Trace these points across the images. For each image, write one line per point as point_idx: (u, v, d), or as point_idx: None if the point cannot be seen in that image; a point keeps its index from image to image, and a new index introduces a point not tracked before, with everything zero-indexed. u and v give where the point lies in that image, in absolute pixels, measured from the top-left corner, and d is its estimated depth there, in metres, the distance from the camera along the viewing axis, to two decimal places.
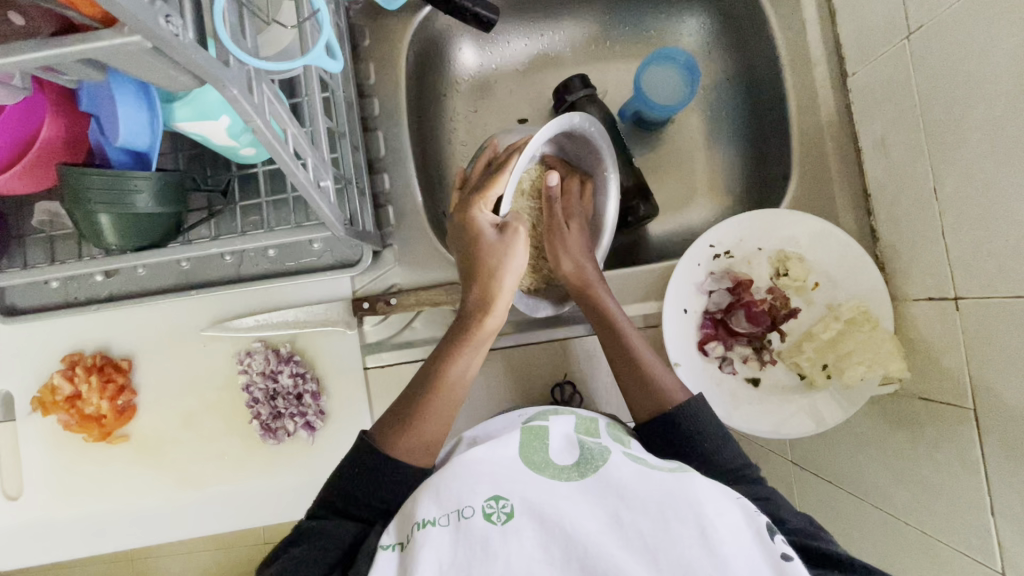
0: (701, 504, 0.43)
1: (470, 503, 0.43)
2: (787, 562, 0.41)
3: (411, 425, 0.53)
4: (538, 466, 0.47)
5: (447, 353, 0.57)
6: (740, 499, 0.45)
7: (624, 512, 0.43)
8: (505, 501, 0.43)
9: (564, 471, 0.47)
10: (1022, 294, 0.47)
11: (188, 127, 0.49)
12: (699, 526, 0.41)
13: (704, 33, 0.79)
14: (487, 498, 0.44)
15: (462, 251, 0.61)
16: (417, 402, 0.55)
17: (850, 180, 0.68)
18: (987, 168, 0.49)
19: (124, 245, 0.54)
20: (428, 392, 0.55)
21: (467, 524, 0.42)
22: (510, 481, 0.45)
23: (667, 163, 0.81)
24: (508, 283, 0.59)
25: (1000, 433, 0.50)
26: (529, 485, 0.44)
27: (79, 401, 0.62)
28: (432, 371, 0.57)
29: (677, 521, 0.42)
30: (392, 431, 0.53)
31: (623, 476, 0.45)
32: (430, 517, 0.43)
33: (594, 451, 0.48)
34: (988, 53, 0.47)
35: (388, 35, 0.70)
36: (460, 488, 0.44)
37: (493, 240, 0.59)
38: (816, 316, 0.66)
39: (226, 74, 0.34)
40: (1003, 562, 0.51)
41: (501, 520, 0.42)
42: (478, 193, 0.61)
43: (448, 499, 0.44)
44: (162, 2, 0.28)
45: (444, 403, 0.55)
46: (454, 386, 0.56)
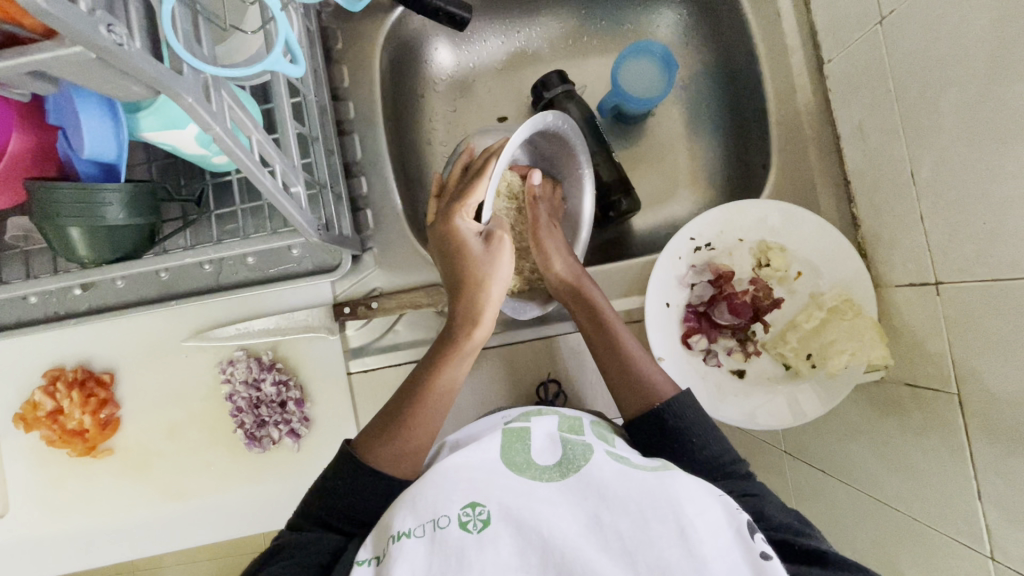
0: (681, 503, 0.43)
1: (446, 512, 0.43)
2: (766, 560, 0.40)
3: (398, 434, 0.53)
4: (518, 467, 0.47)
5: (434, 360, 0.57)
6: (721, 496, 0.45)
7: (604, 513, 0.43)
8: (481, 508, 0.43)
9: (545, 471, 0.47)
10: (1001, 277, 0.46)
11: (155, 137, 0.48)
12: (678, 525, 0.41)
13: (680, 25, 0.79)
14: (463, 505, 0.43)
15: (445, 260, 0.60)
16: (406, 411, 0.54)
17: (830, 168, 0.67)
18: (962, 151, 0.49)
19: (97, 258, 0.53)
20: (416, 400, 0.55)
21: (443, 533, 0.42)
22: (487, 487, 0.44)
23: (649, 157, 0.80)
24: (495, 290, 0.58)
25: (984, 418, 0.50)
26: (506, 489, 0.44)
27: (62, 416, 0.62)
28: (420, 379, 0.56)
29: (656, 521, 0.41)
30: (375, 438, 0.53)
31: (604, 477, 0.45)
32: (406, 529, 0.43)
33: (575, 451, 0.48)
34: (959, 35, 0.47)
35: (362, 37, 0.70)
36: (437, 496, 0.44)
37: (477, 248, 0.58)
38: (799, 305, 0.66)
39: (181, 83, 0.33)
40: (992, 546, 0.51)
41: (477, 528, 0.42)
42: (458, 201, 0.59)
43: (424, 509, 0.44)
44: (103, 11, 0.28)
45: (434, 411, 0.55)
46: (444, 394, 0.56)
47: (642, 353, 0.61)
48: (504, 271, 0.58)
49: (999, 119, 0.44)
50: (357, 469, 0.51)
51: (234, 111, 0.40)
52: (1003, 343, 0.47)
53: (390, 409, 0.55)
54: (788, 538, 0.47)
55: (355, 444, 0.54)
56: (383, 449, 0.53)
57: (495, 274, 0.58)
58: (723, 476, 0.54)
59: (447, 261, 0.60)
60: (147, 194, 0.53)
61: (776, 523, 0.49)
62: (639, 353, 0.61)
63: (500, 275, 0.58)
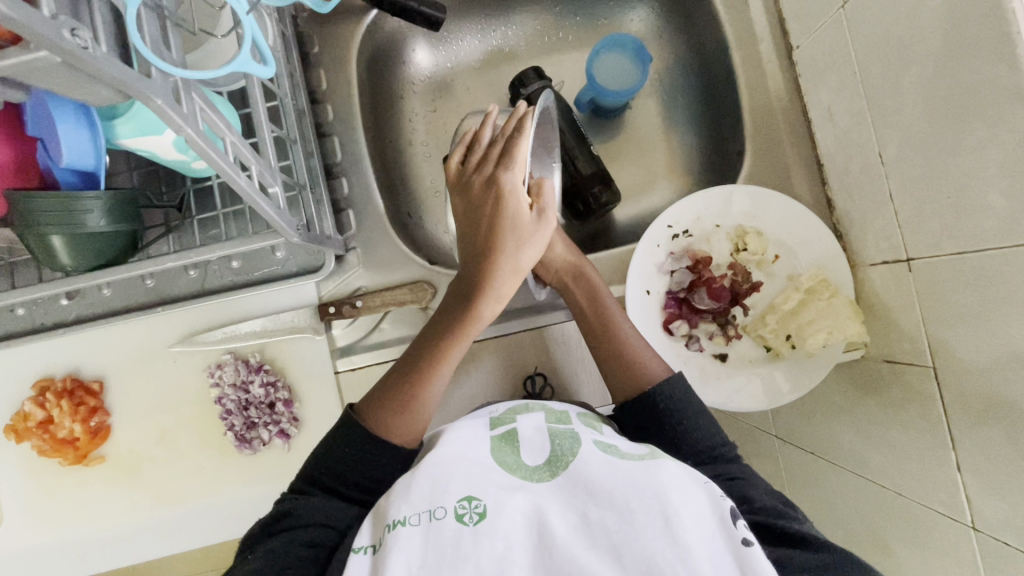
0: (666, 493, 0.42)
1: (443, 503, 0.42)
2: (747, 547, 0.40)
3: (404, 407, 0.54)
4: (510, 468, 0.46)
5: (440, 332, 0.58)
6: (708, 483, 0.44)
7: (592, 510, 0.42)
8: (478, 501, 0.42)
9: (535, 471, 0.46)
10: (966, 249, 0.47)
11: (133, 143, 0.49)
12: (663, 515, 0.41)
13: (653, 18, 0.80)
14: (459, 498, 0.43)
15: (487, 225, 0.56)
16: (409, 387, 0.55)
17: (803, 152, 0.69)
18: (924, 128, 0.50)
19: (79, 266, 0.54)
20: (421, 371, 0.56)
21: (439, 524, 0.42)
22: (482, 481, 0.44)
23: (627, 148, 0.81)
24: (529, 262, 0.58)
25: (958, 388, 0.51)
26: (500, 486, 0.44)
27: (52, 426, 0.62)
28: (426, 350, 0.57)
29: (642, 512, 0.41)
30: (377, 404, 0.55)
31: (592, 470, 0.45)
32: (402, 517, 0.42)
33: (563, 446, 0.47)
34: (913, 14, 0.48)
35: (338, 40, 0.71)
36: (432, 488, 0.44)
37: (525, 218, 0.56)
38: (778, 288, 0.67)
39: (150, 86, 0.34)
40: (972, 515, 0.52)
41: (473, 521, 0.41)
42: (507, 164, 0.56)
43: (419, 499, 0.43)
44: (66, 16, 0.29)
45: (435, 388, 0.56)
46: (443, 370, 0.57)
47: (636, 335, 0.62)
48: (543, 245, 0.57)
49: (956, 95, 0.45)
50: (344, 463, 0.52)
51: (207, 114, 0.41)
52: (972, 314, 0.48)
53: (393, 380, 0.56)
54: (768, 520, 0.48)
55: (359, 413, 0.55)
56: (372, 448, 0.52)
57: (533, 246, 0.57)
58: (707, 458, 0.55)
59: (489, 227, 0.56)
60: (127, 201, 0.54)
61: (760, 505, 0.49)
62: (637, 337, 0.62)
63: (538, 248, 0.58)
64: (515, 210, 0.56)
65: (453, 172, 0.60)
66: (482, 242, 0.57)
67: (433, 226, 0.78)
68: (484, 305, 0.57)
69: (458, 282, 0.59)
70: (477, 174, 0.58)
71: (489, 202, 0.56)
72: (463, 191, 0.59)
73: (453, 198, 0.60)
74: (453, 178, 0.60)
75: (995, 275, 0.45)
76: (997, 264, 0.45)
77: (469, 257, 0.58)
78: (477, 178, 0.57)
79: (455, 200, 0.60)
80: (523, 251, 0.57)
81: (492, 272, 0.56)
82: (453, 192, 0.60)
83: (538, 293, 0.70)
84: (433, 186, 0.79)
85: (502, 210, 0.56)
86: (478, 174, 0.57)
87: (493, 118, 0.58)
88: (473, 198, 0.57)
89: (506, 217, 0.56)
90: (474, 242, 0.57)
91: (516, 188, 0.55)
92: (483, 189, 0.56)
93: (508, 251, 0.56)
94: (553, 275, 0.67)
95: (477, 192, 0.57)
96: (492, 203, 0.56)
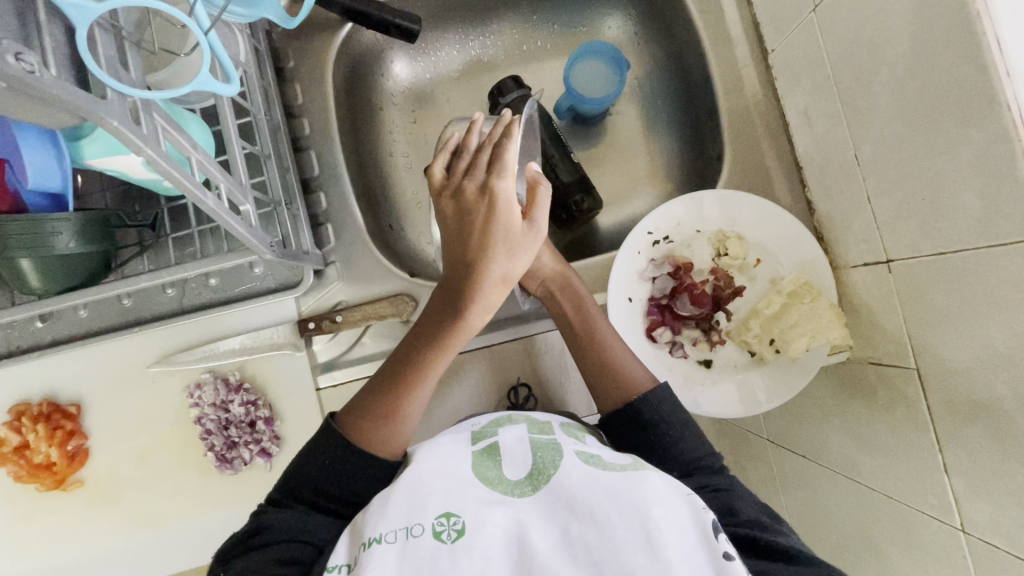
0: (648, 505, 0.40)
1: (420, 520, 0.41)
2: (729, 561, 0.38)
3: (390, 417, 0.53)
4: (491, 482, 0.44)
5: (423, 343, 0.54)
6: (690, 495, 0.42)
7: (572, 525, 0.40)
8: (456, 518, 0.40)
9: (516, 487, 0.44)
10: (943, 250, 0.47)
11: (101, 162, 0.47)
12: (644, 530, 0.39)
13: (630, 24, 0.80)
14: (438, 514, 0.41)
15: (478, 236, 0.50)
16: (389, 399, 0.54)
17: (782, 155, 0.68)
18: (897, 130, 0.49)
19: (50, 288, 0.53)
20: (406, 381, 0.54)
21: (416, 542, 0.40)
22: (461, 496, 0.42)
23: (608, 155, 0.81)
24: (519, 274, 0.53)
25: (941, 389, 0.50)
26: (481, 501, 0.42)
27: (28, 451, 0.61)
28: (410, 359, 0.55)
29: (623, 526, 0.39)
30: (358, 414, 0.54)
31: (572, 482, 0.43)
32: (377, 535, 0.41)
33: (545, 458, 0.46)
34: (882, 16, 0.48)
35: (314, 55, 0.71)
36: (410, 504, 0.42)
37: (519, 228, 0.51)
38: (760, 292, 0.67)
39: (105, 108, 0.33)
40: (962, 518, 0.51)
41: (451, 538, 0.40)
42: (497, 171, 0.50)
43: (396, 515, 0.42)
44: (10, 40, 0.28)
45: (415, 399, 0.55)
46: (425, 384, 0.55)
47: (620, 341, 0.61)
48: (534, 257, 0.53)
49: (926, 95, 0.45)
50: (320, 483, 0.51)
51: (168, 132, 0.40)
52: (951, 314, 0.48)
53: (374, 392, 0.55)
54: (751, 534, 0.46)
55: (341, 422, 0.54)
56: (348, 468, 0.51)
57: (523, 257, 0.52)
58: (692, 468, 0.54)
59: (480, 238, 0.50)
60: (97, 221, 0.54)
61: (743, 518, 0.48)
62: (621, 345, 0.61)
63: (528, 259, 0.53)
64: (509, 219, 0.50)
65: (436, 179, 0.54)
66: (471, 255, 0.50)
67: (414, 238, 0.77)
68: (473, 315, 0.53)
69: (441, 294, 0.54)
70: (466, 181, 0.51)
71: (480, 211, 0.50)
72: (448, 200, 0.52)
73: (436, 208, 0.54)
74: (436, 186, 0.54)
75: (972, 275, 0.45)
76: (975, 264, 0.44)
77: (455, 270, 0.52)
78: (466, 185, 0.51)
79: (438, 210, 0.53)
80: (514, 263, 0.52)
81: (482, 284, 0.51)
82: (436, 201, 0.54)
83: (521, 302, 0.69)
84: (414, 197, 0.79)
85: (496, 220, 0.50)
86: (466, 181, 0.51)
87: (478, 124, 0.53)
88: (461, 207, 0.51)
89: (498, 227, 0.50)
90: (461, 254, 0.51)
91: (512, 197, 0.50)
92: (474, 198, 0.50)
93: (499, 263, 0.51)
94: (538, 284, 0.66)
95: (466, 201, 0.50)
96: (484, 212, 0.50)
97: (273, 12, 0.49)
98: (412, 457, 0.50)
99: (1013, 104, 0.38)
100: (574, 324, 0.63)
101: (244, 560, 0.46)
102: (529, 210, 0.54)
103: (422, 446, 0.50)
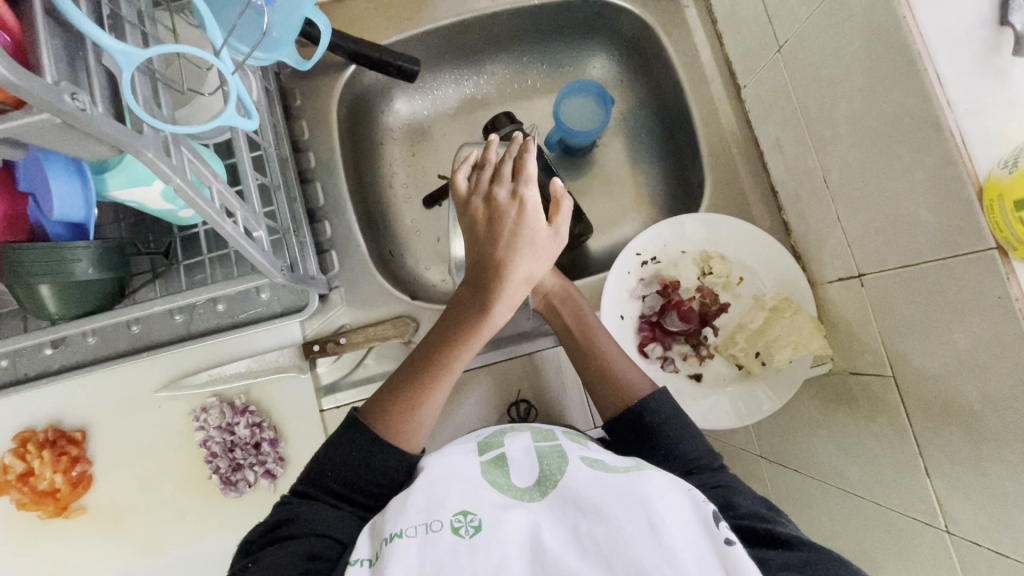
0: (651, 500, 0.42)
1: (438, 517, 0.43)
2: (730, 546, 0.40)
3: (411, 410, 0.55)
4: (501, 487, 0.46)
5: (447, 340, 0.56)
6: (690, 490, 0.44)
7: (581, 523, 0.42)
8: (473, 515, 0.43)
9: (525, 492, 0.46)
10: (907, 263, 0.51)
11: (123, 194, 0.50)
12: (649, 522, 0.41)
13: (614, 65, 0.86)
14: (455, 512, 0.43)
15: (506, 238, 0.52)
16: (411, 395, 0.55)
17: (758, 181, 0.74)
18: (857, 156, 0.54)
19: (67, 313, 0.55)
20: (429, 376, 0.56)
21: (436, 537, 0.42)
22: (477, 496, 0.44)
23: (597, 183, 0.86)
24: (540, 276, 0.55)
25: (917, 394, 0.53)
26: (495, 502, 0.44)
27: (32, 478, 0.62)
28: (433, 356, 0.57)
29: (628, 520, 0.41)
30: (379, 411, 0.55)
31: (579, 484, 0.45)
32: (398, 530, 0.42)
33: (551, 465, 0.48)
34: (838, 56, 0.53)
35: (320, 94, 0.76)
36: (429, 502, 0.44)
37: (543, 231, 0.54)
38: (745, 307, 0.71)
39: (141, 141, 0.36)
40: (946, 519, 0.53)
41: (469, 534, 0.42)
42: (521, 181, 0.54)
43: (415, 512, 0.43)
44: (68, 83, 0.32)
45: (436, 395, 0.56)
46: (445, 381, 0.57)
47: (618, 353, 0.64)
48: (555, 260, 0.55)
49: (881, 124, 0.50)
50: (329, 496, 0.52)
51: (195, 165, 0.44)
52: (919, 322, 0.51)
53: (395, 391, 0.56)
54: (751, 525, 0.48)
55: (364, 415, 0.55)
56: (351, 485, 0.52)
57: (545, 260, 0.55)
58: (692, 467, 0.56)
59: (509, 239, 0.52)
60: (113, 249, 0.56)
61: (745, 511, 0.50)
62: (621, 358, 0.64)
63: (548, 262, 0.55)
64: (535, 223, 0.53)
65: (461, 190, 0.57)
66: (499, 255, 0.53)
67: (414, 264, 0.81)
68: (497, 312, 0.55)
69: (466, 292, 0.56)
70: (494, 188, 0.54)
71: (510, 214, 0.53)
72: (476, 206, 0.55)
73: (462, 215, 0.56)
74: (461, 197, 0.57)
75: (935, 284, 0.48)
76: (935, 274, 0.48)
77: (481, 271, 0.54)
78: (495, 192, 0.54)
79: (465, 216, 0.55)
80: (537, 264, 0.54)
81: (509, 283, 0.53)
82: (462, 210, 0.56)
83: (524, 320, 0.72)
84: (414, 226, 0.83)
85: (524, 223, 0.53)
86: (494, 189, 0.54)
87: (496, 143, 0.57)
88: (490, 212, 0.54)
89: (526, 229, 0.53)
90: (489, 255, 0.53)
91: (537, 203, 0.54)
92: (504, 203, 0.53)
93: (525, 263, 0.53)
94: (542, 300, 0.69)
95: (495, 206, 0.53)
96: (514, 216, 0.53)
97: (290, 55, 0.54)
98: (422, 466, 0.52)
99: (954, 130, 0.43)
100: (579, 334, 0.65)
101: (268, 554, 0.47)
102: (551, 218, 0.55)
103: (430, 457, 0.52)
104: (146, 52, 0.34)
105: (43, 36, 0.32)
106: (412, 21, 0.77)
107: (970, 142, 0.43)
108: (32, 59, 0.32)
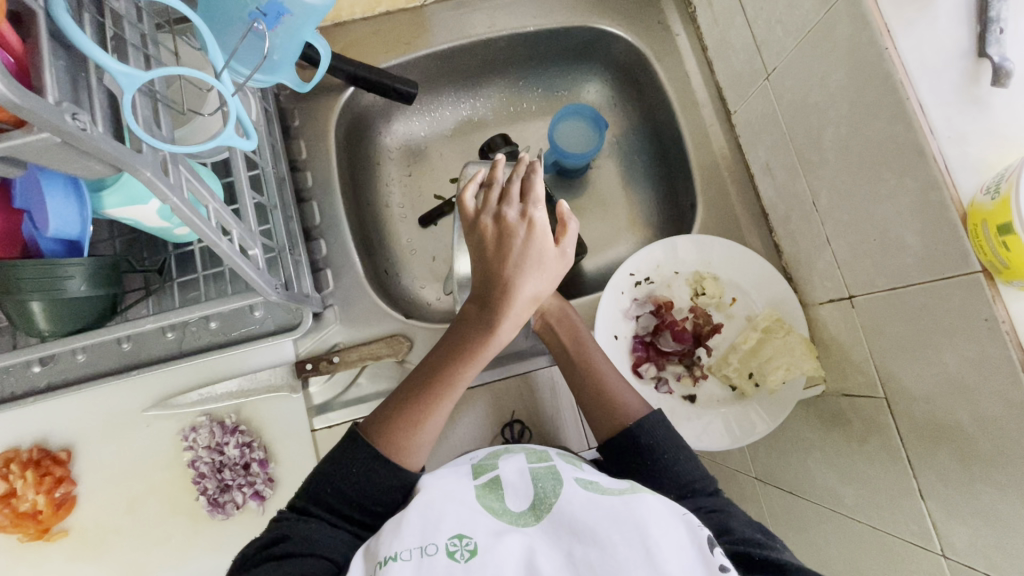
0: (646, 524, 0.42)
1: (434, 540, 0.42)
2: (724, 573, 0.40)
3: (412, 429, 0.54)
4: (496, 512, 0.46)
5: (450, 359, 0.56)
6: (686, 515, 0.44)
7: (577, 548, 0.42)
8: (469, 538, 0.42)
9: (520, 517, 0.46)
10: (896, 285, 0.52)
11: (118, 212, 0.50)
12: (644, 547, 0.40)
13: (607, 90, 0.88)
14: (451, 535, 0.43)
15: (516, 257, 0.53)
16: (412, 414, 0.55)
17: (749, 204, 0.75)
18: (843, 180, 0.56)
19: (57, 331, 0.54)
20: (431, 394, 0.56)
21: (431, 560, 0.41)
22: (473, 519, 0.44)
23: (591, 204, 0.87)
24: (546, 294, 0.56)
25: (908, 416, 0.53)
26: (490, 527, 0.44)
27: (13, 499, 0.60)
28: (437, 374, 0.56)
29: (623, 545, 0.40)
30: (377, 429, 0.55)
31: (574, 508, 0.44)
32: (393, 553, 0.42)
33: (546, 487, 0.47)
34: (823, 85, 0.55)
35: (320, 115, 0.77)
36: (424, 525, 0.43)
37: (551, 250, 0.54)
38: (737, 328, 0.72)
39: (139, 159, 0.37)
40: (942, 544, 0.52)
41: (465, 558, 0.41)
42: (530, 202, 0.54)
43: (410, 534, 0.43)
44: (70, 104, 0.32)
45: (438, 413, 0.56)
46: (446, 400, 0.56)
47: (614, 374, 0.64)
48: (561, 280, 0.56)
49: (866, 150, 0.51)
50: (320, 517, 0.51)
51: (191, 184, 0.44)
52: (908, 344, 0.52)
53: (395, 409, 0.55)
54: (746, 549, 0.48)
55: (362, 433, 0.55)
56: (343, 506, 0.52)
57: (551, 279, 0.55)
58: (687, 491, 0.55)
59: (518, 258, 0.53)
60: (107, 266, 0.55)
61: (740, 536, 0.49)
62: (616, 378, 0.64)
63: (553, 281, 0.56)
64: (543, 243, 0.54)
65: (468, 210, 0.57)
66: (508, 273, 0.53)
67: (409, 283, 0.81)
68: (502, 330, 0.55)
69: (472, 310, 0.55)
70: (503, 208, 0.55)
71: (519, 234, 0.53)
72: (484, 225, 0.55)
73: (469, 233, 0.56)
74: (469, 217, 0.57)
75: (923, 307, 0.49)
76: (923, 296, 0.49)
77: (488, 289, 0.54)
78: (504, 212, 0.54)
79: (473, 234, 0.56)
80: (543, 283, 0.54)
81: (515, 302, 0.53)
82: (469, 228, 0.56)
83: (519, 340, 0.72)
84: (409, 246, 0.83)
85: (533, 243, 0.53)
86: (503, 208, 0.55)
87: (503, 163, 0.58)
88: (499, 230, 0.54)
89: (534, 248, 0.53)
90: (497, 274, 0.53)
91: (546, 224, 0.54)
92: (513, 223, 0.54)
93: (532, 282, 0.53)
94: (539, 319, 0.69)
95: (504, 226, 0.54)
96: (523, 236, 0.53)
97: (288, 77, 0.55)
98: (417, 488, 0.51)
99: (938, 157, 0.44)
100: (577, 355, 0.65)
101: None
102: (558, 239, 0.56)
103: (426, 477, 0.51)
104: (147, 74, 0.35)
105: (47, 58, 0.32)
106: (411, 46, 0.79)
107: (953, 169, 0.44)
108: (35, 79, 0.32)
